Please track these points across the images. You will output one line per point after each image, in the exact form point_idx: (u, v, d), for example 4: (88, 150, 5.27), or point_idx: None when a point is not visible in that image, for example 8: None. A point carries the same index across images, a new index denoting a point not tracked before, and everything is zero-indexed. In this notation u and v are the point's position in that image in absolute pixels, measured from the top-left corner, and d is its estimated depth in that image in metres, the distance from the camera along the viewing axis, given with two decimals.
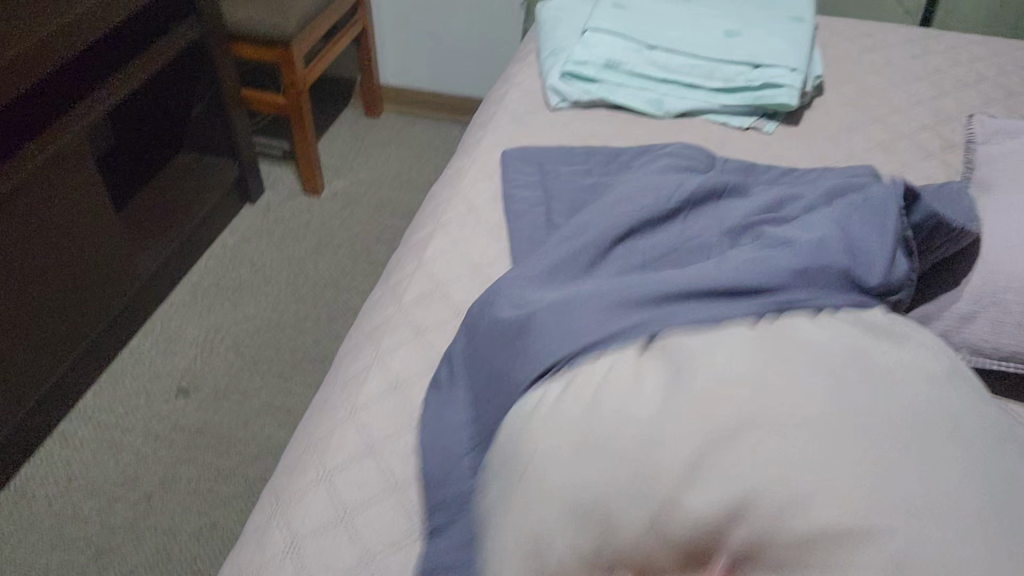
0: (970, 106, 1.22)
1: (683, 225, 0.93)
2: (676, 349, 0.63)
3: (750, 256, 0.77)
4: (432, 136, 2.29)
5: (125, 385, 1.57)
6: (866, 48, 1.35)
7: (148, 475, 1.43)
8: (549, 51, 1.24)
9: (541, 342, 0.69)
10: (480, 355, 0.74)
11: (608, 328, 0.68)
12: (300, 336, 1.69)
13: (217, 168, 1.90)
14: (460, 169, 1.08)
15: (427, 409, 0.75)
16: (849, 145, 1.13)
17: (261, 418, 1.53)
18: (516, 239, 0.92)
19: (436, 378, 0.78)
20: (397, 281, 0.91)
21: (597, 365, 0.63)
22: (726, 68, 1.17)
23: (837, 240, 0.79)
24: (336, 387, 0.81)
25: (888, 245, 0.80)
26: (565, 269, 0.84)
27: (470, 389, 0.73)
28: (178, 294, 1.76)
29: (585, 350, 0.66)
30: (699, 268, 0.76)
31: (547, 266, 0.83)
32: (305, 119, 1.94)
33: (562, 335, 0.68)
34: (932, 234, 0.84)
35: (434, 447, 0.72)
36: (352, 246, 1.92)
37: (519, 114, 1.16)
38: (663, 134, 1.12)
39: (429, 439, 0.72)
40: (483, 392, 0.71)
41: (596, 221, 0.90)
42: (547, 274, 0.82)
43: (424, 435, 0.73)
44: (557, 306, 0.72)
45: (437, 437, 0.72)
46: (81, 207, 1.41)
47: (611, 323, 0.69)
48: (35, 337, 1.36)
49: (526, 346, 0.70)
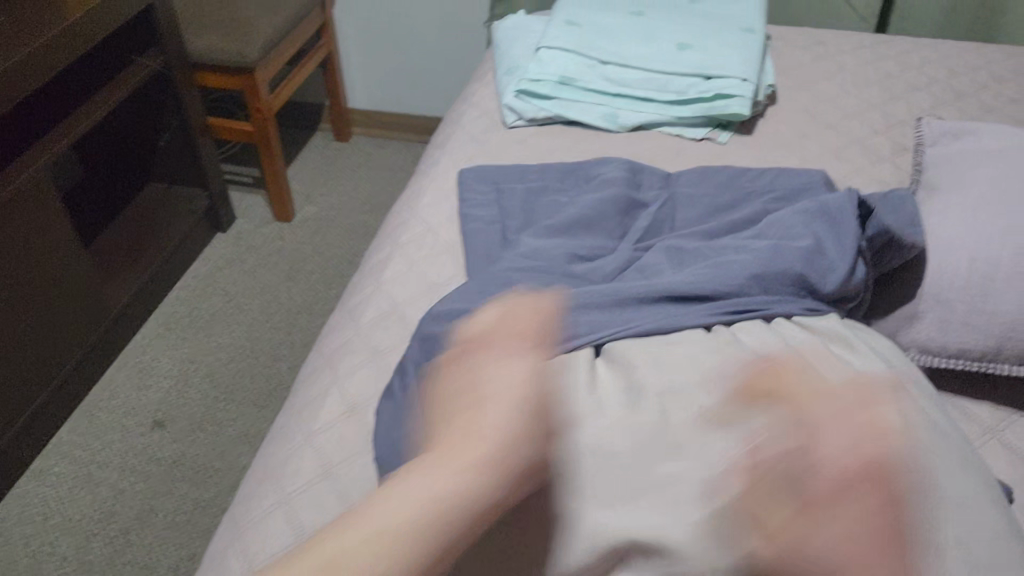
0: (921, 109, 1.24)
1: (638, 238, 0.93)
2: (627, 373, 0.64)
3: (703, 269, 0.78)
4: (402, 158, 2.31)
5: (99, 420, 1.57)
6: (819, 56, 1.37)
7: (124, 510, 1.42)
8: (505, 69, 1.26)
9: (489, 348, 0.67)
10: (435, 367, 0.73)
11: (559, 333, 0.67)
12: (274, 364, 1.69)
13: (186, 198, 1.91)
14: (418, 190, 1.08)
15: (379, 421, 0.73)
16: (802, 152, 1.14)
17: (237, 447, 1.53)
18: (471, 257, 0.92)
19: (387, 390, 0.76)
20: (356, 303, 0.92)
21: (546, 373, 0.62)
22: (678, 81, 1.18)
23: (798, 249, 0.79)
24: (296, 412, 0.82)
25: (848, 253, 0.80)
26: (526, 273, 0.82)
27: (420, 396, 0.71)
28: (151, 326, 1.76)
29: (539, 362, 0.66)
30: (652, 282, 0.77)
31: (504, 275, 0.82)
32: (272, 145, 1.94)
33: (509, 340, 0.66)
34: (884, 249, 0.85)
35: (386, 457, 0.70)
36: (325, 271, 1.92)
37: (476, 133, 1.17)
38: (618, 147, 1.14)
39: (380, 448, 0.71)
40: None
41: (550, 235, 0.90)
42: (506, 280, 0.81)
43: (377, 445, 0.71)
44: (513, 316, 0.71)
45: (388, 446, 0.70)
46: (48, 241, 1.42)
47: (562, 330, 0.67)
48: (7, 373, 1.37)
49: (474, 352, 0.68)
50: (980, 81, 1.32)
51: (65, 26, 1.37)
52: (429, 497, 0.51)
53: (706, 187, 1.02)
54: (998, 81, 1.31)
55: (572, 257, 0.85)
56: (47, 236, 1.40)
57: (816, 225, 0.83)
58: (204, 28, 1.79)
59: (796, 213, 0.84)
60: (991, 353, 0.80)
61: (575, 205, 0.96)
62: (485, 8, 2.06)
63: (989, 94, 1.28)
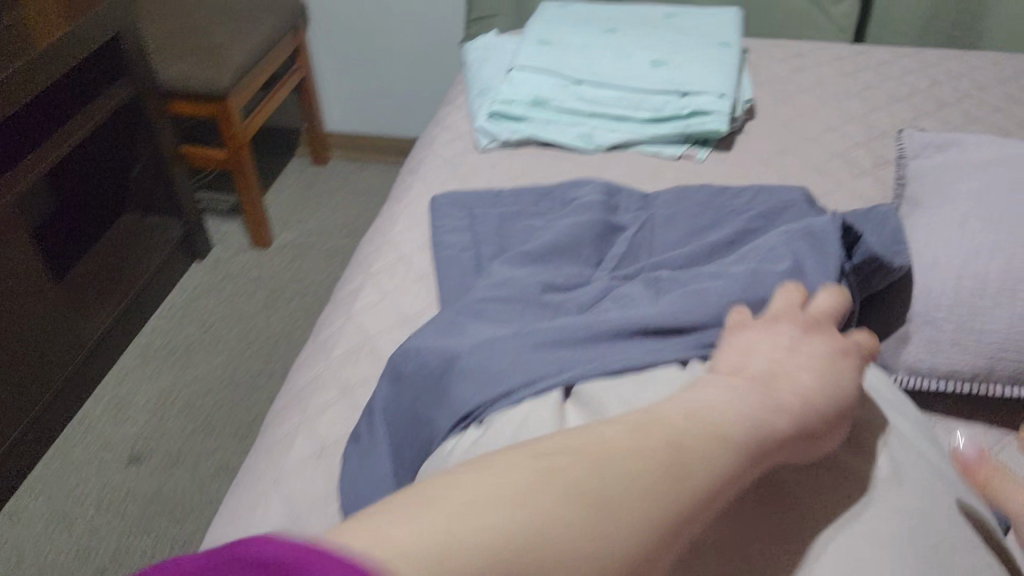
0: (902, 120, 1.22)
1: (613, 266, 0.90)
2: (595, 392, 0.60)
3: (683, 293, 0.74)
4: (382, 180, 2.28)
5: (75, 456, 1.52)
6: (797, 68, 1.36)
7: (101, 548, 1.37)
8: (477, 92, 1.23)
9: (462, 385, 0.65)
10: (406, 404, 0.69)
11: (534, 366, 0.64)
12: (254, 393, 1.65)
13: (160, 229, 1.86)
14: (390, 217, 1.05)
15: (347, 463, 0.69)
16: (783, 167, 1.12)
17: (216, 479, 1.48)
18: (445, 286, 0.89)
19: (356, 429, 0.72)
20: (326, 337, 0.88)
21: (516, 413, 0.60)
22: (653, 99, 1.16)
23: (780, 268, 0.75)
24: (263, 453, 0.78)
25: (831, 276, 0.75)
26: (500, 302, 0.79)
27: (392, 439, 0.68)
28: (127, 359, 1.72)
29: (507, 394, 0.62)
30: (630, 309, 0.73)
31: (477, 302, 0.79)
32: (247, 172, 1.92)
33: (484, 378, 0.64)
34: (869, 275, 0.82)
35: (356, 502, 0.66)
36: (306, 297, 1.89)
37: (449, 157, 1.15)
38: (595, 167, 1.11)
39: (350, 490, 0.67)
40: (409, 441, 0.66)
41: (526, 262, 0.87)
42: (478, 308, 0.78)
43: (346, 488, 0.67)
44: (482, 347, 0.68)
45: (358, 491, 0.67)
46: (18, 274, 1.39)
47: (534, 366, 0.64)
48: None
49: (448, 389, 0.66)
50: (961, 89, 1.30)
51: (34, 53, 1.35)
52: (793, 373, 0.50)
53: (685, 206, 0.99)
54: (979, 90, 1.29)
55: (549, 286, 0.82)
56: (14, 271, 1.37)
57: (800, 248, 0.78)
58: (174, 57, 1.77)
59: (780, 236, 0.81)
60: (983, 373, 0.77)
61: (553, 228, 0.93)
62: (461, 28, 2.04)
63: (970, 103, 1.26)
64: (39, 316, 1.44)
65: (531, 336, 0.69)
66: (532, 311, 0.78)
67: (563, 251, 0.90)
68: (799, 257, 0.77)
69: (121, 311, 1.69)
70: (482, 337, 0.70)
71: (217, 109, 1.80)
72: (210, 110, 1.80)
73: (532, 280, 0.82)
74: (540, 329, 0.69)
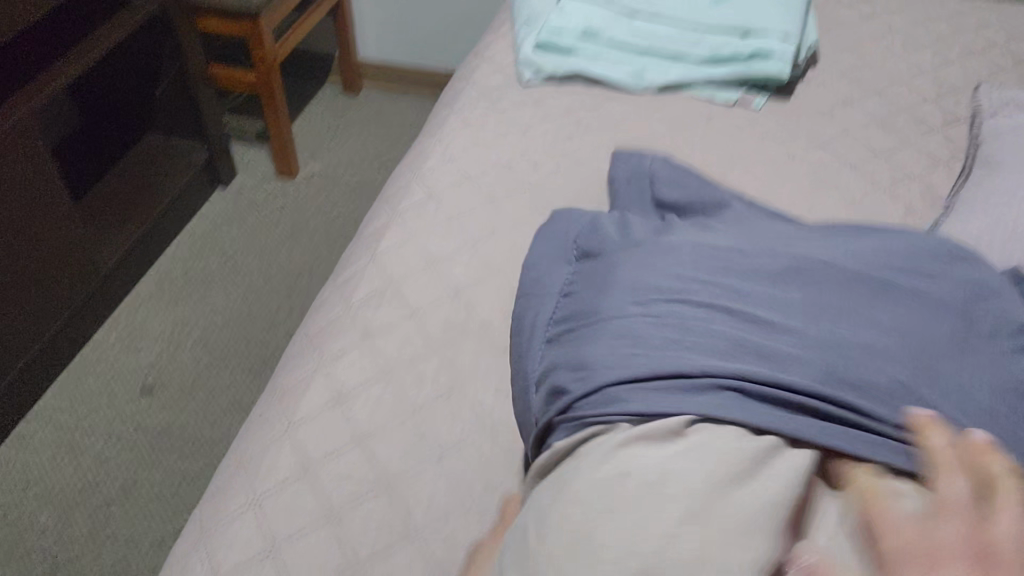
0: (976, 75, 1.13)
1: (868, 300, 0.60)
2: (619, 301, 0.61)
3: (961, 361, 0.56)
4: (413, 113, 2.20)
5: (87, 384, 1.49)
6: (865, 14, 1.26)
7: (109, 481, 1.35)
8: (523, 20, 1.16)
9: (579, 291, 0.66)
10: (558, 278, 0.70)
11: (625, 278, 0.64)
12: (273, 329, 1.61)
13: (185, 151, 1.82)
14: (421, 150, 0.98)
15: (382, 438, 0.68)
16: (846, 120, 1.04)
17: (228, 417, 1.45)
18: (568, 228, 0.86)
19: (363, 392, 0.71)
20: (348, 277, 0.82)
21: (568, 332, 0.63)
22: (712, 38, 1.08)
23: (840, 350, 0.56)
24: (272, 398, 0.73)
25: (936, 343, 0.57)
26: (816, 308, 0.59)
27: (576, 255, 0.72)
28: (143, 285, 1.68)
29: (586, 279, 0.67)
30: (689, 315, 0.59)
31: (737, 259, 0.65)
32: (276, 98, 1.84)
33: (600, 273, 0.66)
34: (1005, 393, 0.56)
35: (401, 483, 0.65)
36: (329, 231, 1.84)
37: (489, 89, 1.07)
38: (644, 111, 1.04)
39: (394, 471, 0.66)
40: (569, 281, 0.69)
41: (700, 254, 0.65)
42: (699, 285, 0.61)
43: (389, 467, 0.66)
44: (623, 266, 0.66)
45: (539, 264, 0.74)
46: (40, 203, 1.34)
47: (593, 283, 0.65)
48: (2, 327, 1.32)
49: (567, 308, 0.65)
50: None
51: None
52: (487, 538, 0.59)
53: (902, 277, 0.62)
54: None
55: (883, 264, 0.64)
56: (16, 193, 1.29)
57: (911, 311, 0.59)
58: None
59: (925, 327, 0.58)
60: None
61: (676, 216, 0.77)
62: None
63: None
64: (44, 246, 1.37)
65: (621, 354, 0.57)
66: (886, 305, 0.60)
67: (737, 269, 0.63)
68: (920, 343, 0.57)
69: (139, 239, 1.64)
70: (591, 377, 0.57)
71: (248, 30, 1.71)
72: (241, 30, 1.71)
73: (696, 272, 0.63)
74: (686, 371, 0.54)
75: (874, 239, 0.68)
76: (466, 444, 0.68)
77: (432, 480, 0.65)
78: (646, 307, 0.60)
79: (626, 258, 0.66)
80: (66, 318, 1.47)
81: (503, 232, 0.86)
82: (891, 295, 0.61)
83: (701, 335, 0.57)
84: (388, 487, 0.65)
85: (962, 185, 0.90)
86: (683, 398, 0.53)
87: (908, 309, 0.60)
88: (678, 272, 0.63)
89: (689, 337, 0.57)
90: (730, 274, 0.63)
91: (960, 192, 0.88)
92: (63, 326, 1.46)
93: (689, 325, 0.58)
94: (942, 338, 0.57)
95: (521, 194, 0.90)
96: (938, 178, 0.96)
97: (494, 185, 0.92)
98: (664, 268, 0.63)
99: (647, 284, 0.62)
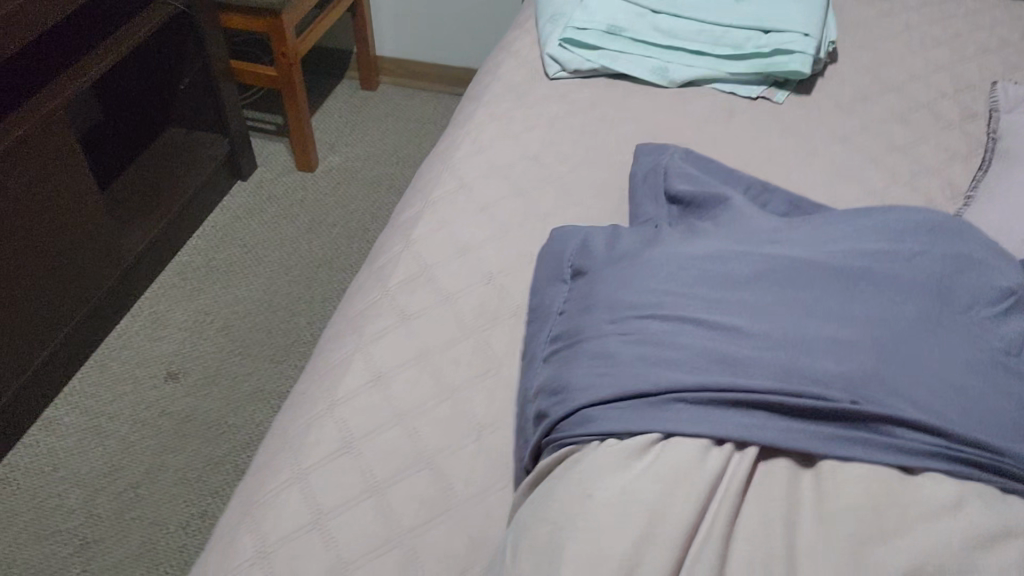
0: (992, 73, 1.15)
1: (830, 297, 0.62)
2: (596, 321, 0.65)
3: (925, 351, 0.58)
4: (430, 108, 2.23)
5: (112, 370, 1.52)
6: (883, 12, 1.28)
7: (135, 465, 1.37)
8: (548, 15, 1.18)
9: (572, 307, 0.70)
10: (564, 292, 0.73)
11: (606, 295, 0.67)
12: (294, 318, 1.64)
13: (207, 144, 1.84)
14: (451, 141, 1.01)
15: (422, 417, 0.70)
16: (866, 115, 1.06)
17: (251, 404, 1.48)
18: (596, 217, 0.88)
19: (401, 372, 0.73)
20: (383, 263, 0.85)
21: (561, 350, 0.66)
22: (734, 35, 1.11)
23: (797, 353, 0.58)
24: (313, 378, 0.75)
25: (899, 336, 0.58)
26: (775, 312, 0.61)
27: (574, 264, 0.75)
28: (166, 275, 1.71)
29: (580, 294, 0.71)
30: (659, 328, 0.62)
31: (716, 264, 0.67)
32: (297, 93, 1.86)
33: (588, 291, 0.70)
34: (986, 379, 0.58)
35: (442, 459, 0.67)
36: (348, 224, 1.86)
37: (515, 84, 1.10)
38: (668, 105, 1.06)
39: (434, 448, 0.68)
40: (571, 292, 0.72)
41: (679, 261, 0.68)
42: (671, 294, 0.64)
43: (429, 443, 0.68)
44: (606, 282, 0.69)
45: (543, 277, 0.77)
46: (68, 193, 1.37)
47: (581, 303, 0.69)
48: (31, 315, 1.35)
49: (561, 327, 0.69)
50: None
51: None
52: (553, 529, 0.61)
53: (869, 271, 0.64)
54: None
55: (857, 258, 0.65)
56: (46, 183, 1.32)
57: (873, 305, 0.61)
58: None
59: (886, 319, 0.59)
60: None
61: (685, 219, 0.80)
62: None
63: None
64: (71, 235, 1.40)
65: (592, 374, 0.61)
66: (848, 302, 0.61)
67: (710, 274, 0.66)
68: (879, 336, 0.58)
69: (162, 229, 1.67)
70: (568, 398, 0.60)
71: (271, 25, 1.73)
72: (264, 26, 1.74)
73: (670, 282, 0.65)
74: (647, 388, 0.58)
75: (842, 225, 0.70)
76: (503, 421, 0.70)
77: (471, 455, 0.68)
78: (619, 325, 0.63)
79: (614, 271, 0.69)
80: (92, 306, 1.50)
81: (533, 220, 0.88)
82: (854, 287, 0.62)
83: (665, 349, 0.60)
84: (428, 462, 0.67)
85: (981, 179, 0.92)
86: (649, 413, 0.56)
87: (870, 304, 0.61)
88: (655, 282, 0.66)
89: (653, 351, 0.60)
90: (704, 279, 0.65)
91: (979, 186, 0.91)
92: (88, 314, 1.49)
93: (655, 339, 0.61)
94: (905, 330, 0.59)
95: (550, 184, 0.93)
96: (957, 172, 0.98)
97: (523, 176, 0.94)
98: (638, 280, 0.66)
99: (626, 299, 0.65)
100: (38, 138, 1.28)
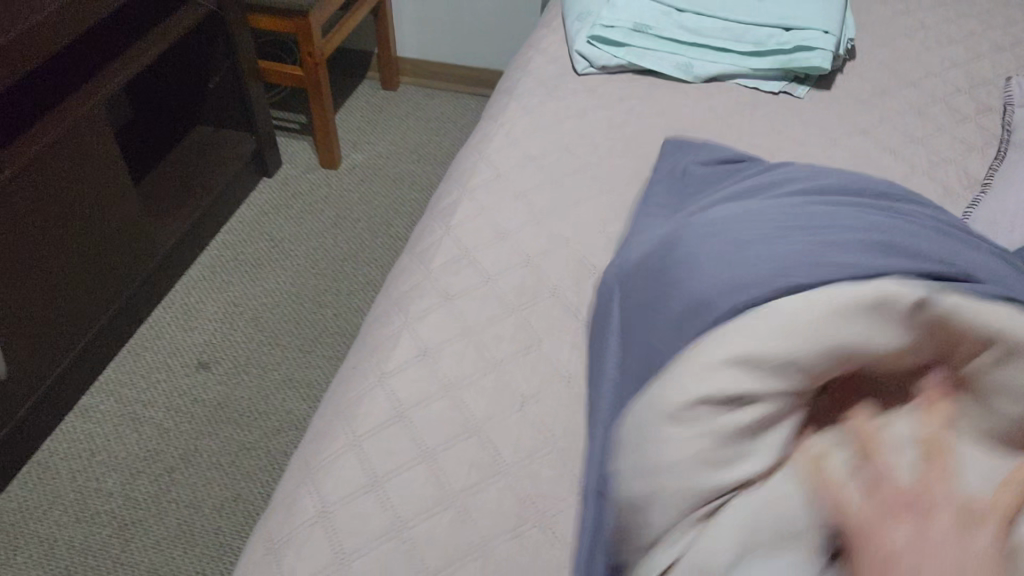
0: (1005, 69, 1.19)
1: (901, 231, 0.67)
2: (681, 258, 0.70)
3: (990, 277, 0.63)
4: (449, 108, 2.27)
5: (146, 359, 1.56)
6: (899, 11, 1.32)
7: (170, 449, 1.42)
8: (576, 14, 1.22)
9: (644, 260, 0.75)
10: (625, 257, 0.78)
11: (685, 240, 0.72)
12: (320, 310, 1.68)
13: (235, 141, 1.89)
14: (485, 133, 1.05)
15: (469, 389, 0.74)
16: (884, 109, 1.10)
17: (282, 391, 1.52)
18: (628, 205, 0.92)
19: (449, 348, 0.77)
20: (425, 247, 0.89)
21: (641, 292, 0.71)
22: (756, 32, 1.15)
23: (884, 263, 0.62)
24: (363, 354, 0.79)
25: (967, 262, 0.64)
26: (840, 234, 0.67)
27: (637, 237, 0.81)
28: (196, 269, 1.75)
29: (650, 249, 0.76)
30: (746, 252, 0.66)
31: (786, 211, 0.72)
32: (323, 92, 1.90)
33: (661, 244, 0.74)
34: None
35: (490, 427, 0.71)
36: (371, 220, 1.90)
37: (545, 79, 1.14)
38: (693, 99, 1.10)
39: (482, 417, 0.72)
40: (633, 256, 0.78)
41: (748, 210, 0.73)
42: (749, 230, 0.69)
43: (477, 413, 0.72)
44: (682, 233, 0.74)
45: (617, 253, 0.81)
46: (106, 187, 1.41)
47: (656, 253, 0.74)
48: (69, 307, 1.39)
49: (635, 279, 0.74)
50: None
51: None
52: None
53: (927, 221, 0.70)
54: None
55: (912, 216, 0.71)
56: (87, 177, 1.36)
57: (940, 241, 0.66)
58: None
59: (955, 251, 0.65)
60: None
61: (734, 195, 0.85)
62: None
63: None
64: (108, 228, 1.44)
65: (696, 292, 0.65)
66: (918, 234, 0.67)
67: (784, 216, 0.70)
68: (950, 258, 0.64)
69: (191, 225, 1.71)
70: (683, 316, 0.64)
71: (298, 26, 1.77)
72: (292, 26, 1.78)
73: (747, 222, 0.70)
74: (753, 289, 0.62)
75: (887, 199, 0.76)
76: (544, 393, 0.74)
77: (516, 423, 0.72)
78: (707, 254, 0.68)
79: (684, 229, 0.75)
80: (126, 296, 1.54)
81: (567, 207, 0.92)
82: (913, 229, 0.68)
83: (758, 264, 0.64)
84: (476, 430, 0.71)
85: (997, 169, 0.95)
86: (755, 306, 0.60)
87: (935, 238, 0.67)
88: (733, 225, 0.71)
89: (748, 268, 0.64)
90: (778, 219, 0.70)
91: (995, 176, 0.94)
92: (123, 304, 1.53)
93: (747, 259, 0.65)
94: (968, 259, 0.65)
95: (582, 174, 0.97)
96: (972, 163, 1.02)
97: (556, 166, 0.98)
98: (716, 224, 0.71)
99: (704, 239, 0.70)
100: (80, 131, 1.32)
